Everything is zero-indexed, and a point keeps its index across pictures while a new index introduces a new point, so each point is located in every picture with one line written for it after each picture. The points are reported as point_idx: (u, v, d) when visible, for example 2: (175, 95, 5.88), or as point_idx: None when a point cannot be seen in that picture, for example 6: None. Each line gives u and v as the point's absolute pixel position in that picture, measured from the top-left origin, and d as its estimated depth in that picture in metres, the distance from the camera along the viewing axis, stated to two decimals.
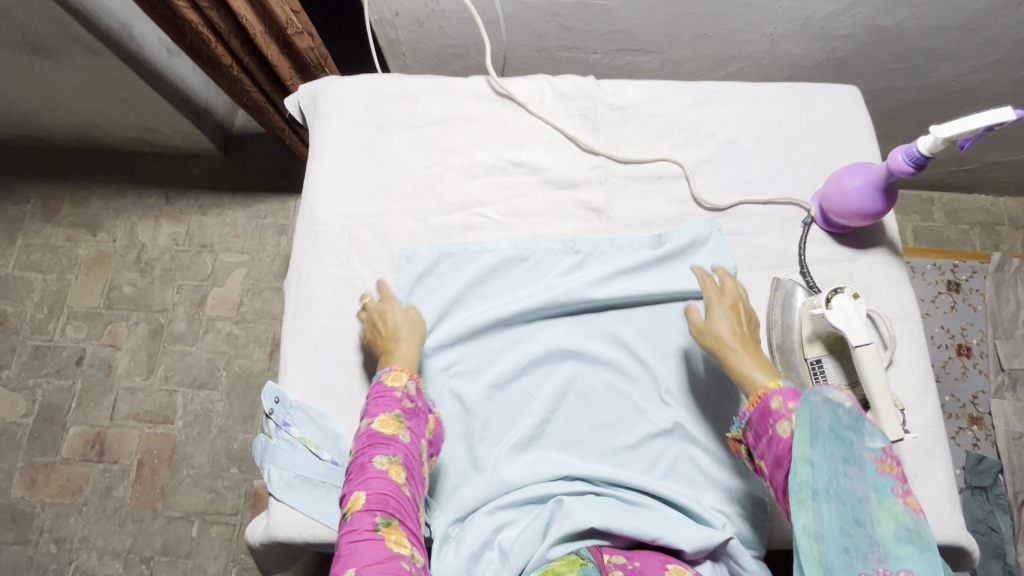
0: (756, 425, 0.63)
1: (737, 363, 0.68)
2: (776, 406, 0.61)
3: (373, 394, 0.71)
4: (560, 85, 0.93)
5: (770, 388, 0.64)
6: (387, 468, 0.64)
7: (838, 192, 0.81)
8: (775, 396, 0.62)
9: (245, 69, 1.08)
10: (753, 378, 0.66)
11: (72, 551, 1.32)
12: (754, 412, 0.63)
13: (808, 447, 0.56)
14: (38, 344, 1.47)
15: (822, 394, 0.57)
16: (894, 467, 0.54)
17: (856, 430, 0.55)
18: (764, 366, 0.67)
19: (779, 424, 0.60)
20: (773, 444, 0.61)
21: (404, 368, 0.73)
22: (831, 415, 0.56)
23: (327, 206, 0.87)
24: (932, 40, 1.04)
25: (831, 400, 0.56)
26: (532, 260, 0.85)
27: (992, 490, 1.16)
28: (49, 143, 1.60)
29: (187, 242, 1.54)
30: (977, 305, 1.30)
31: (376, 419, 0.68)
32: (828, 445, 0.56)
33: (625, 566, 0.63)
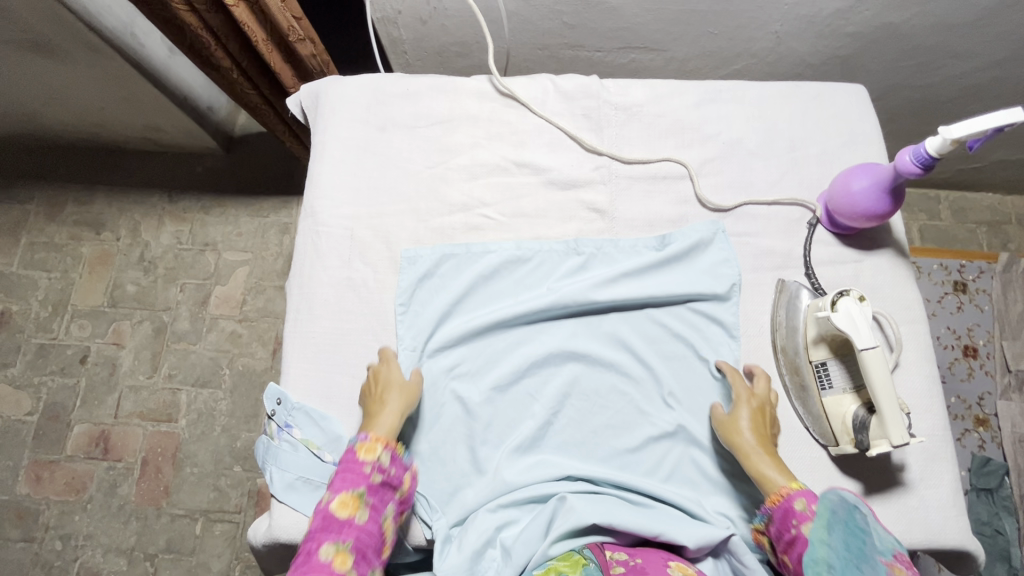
0: (778, 521, 0.66)
1: (757, 466, 0.69)
2: (799, 508, 0.64)
3: (344, 463, 0.69)
4: (563, 85, 0.93)
5: (792, 490, 0.66)
6: (333, 557, 0.61)
7: (844, 193, 0.80)
8: (797, 498, 0.65)
9: (243, 74, 1.07)
10: (768, 479, 0.68)
11: (77, 548, 1.33)
12: (775, 510, 0.66)
13: (824, 532, 0.60)
14: (42, 342, 1.47)
15: (839, 493, 0.63)
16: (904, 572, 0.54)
17: (873, 529, 0.58)
18: (784, 469, 0.69)
19: (803, 526, 0.63)
20: (795, 543, 0.63)
21: (377, 438, 0.70)
22: (849, 512, 0.61)
23: (329, 207, 0.87)
24: (941, 37, 1.03)
25: (847, 499, 0.62)
26: (534, 261, 0.85)
27: (998, 492, 1.15)
28: (52, 142, 1.61)
29: (190, 240, 1.54)
30: (984, 306, 1.29)
31: (335, 497, 0.66)
32: (842, 536, 0.59)
33: (627, 563, 0.63)
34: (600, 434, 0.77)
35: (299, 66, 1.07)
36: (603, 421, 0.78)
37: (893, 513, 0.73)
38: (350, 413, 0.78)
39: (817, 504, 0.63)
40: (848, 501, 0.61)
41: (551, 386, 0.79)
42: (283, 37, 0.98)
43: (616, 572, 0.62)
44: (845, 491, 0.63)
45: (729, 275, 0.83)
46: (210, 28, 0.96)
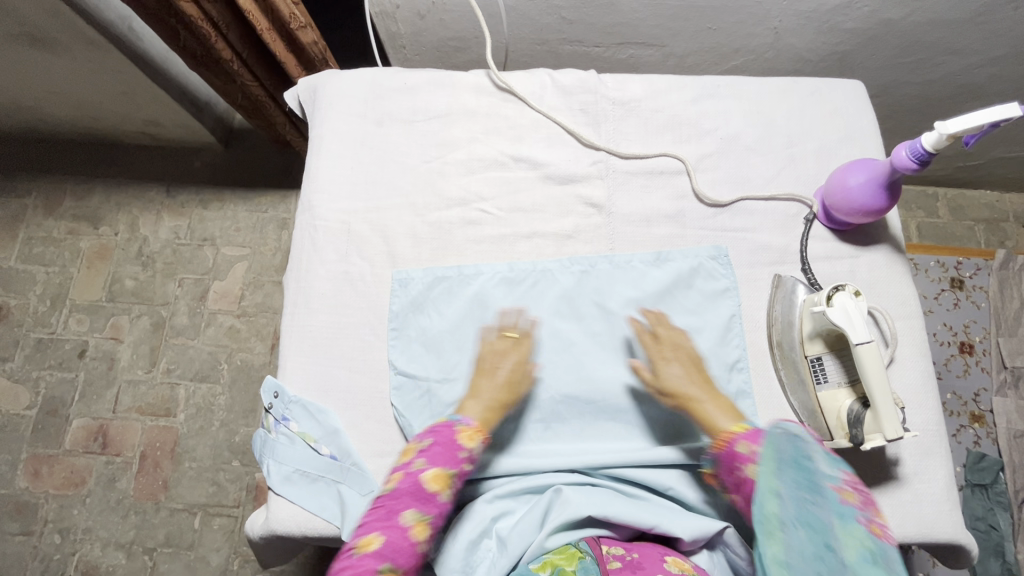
0: (724, 463, 0.69)
1: (702, 410, 0.73)
2: (742, 450, 0.67)
3: (439, 437, 0.70)
4: (560, 80, 0.93)
5: (735, 432, 0.69)
6: (413, 524, 0.64)
7: (840, 188, 0.80)
8: (741, 441, 0.68)
9: (244, 65, 1.07)
10: (716, 422, 0.71)
11: (76, 542, 1.33)
12: (721, 455, 0.69)
13: (773, 479, 0.63)
14: (41, 337, 1.47)
15: (782, 428, 0.67)
16: (854, 497, 0.59)
17: (814, 458, 0.63)
18: (729, 413, 0.72)
19: (747, 468, 0.66)
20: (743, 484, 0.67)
21: (477, 429, 0.72)
22: (791, 446, 0.64)
23: (326, 201, 0.87)
24: (940, 34, 1.03)
25: (789, 433, 0.66)
26: (528, 283, 0.83)
27: (993, 488, 1.16)
28: (50, 136, 1.61)
29: (189, 235, 1.54)
30: (981, 303, 1.29)
31: (428, 470, 0.67)
32: (792, 475, 0.62)
33: (623, 557, 0.64)
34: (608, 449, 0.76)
35: (300, 52, 1.07)
36: (606, 439, 0.77)
37: (887, 507, 0.73)
38: (347, 406, 0.78)
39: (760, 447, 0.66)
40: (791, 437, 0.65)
41: (551, 401, 0.78)
42: (284, 24, 0.98)
43: (612, 567, 0.62)
44: (782, 423, 0.68)
45: (729, 305, 0.82)
46: (212, 18, 0.95)
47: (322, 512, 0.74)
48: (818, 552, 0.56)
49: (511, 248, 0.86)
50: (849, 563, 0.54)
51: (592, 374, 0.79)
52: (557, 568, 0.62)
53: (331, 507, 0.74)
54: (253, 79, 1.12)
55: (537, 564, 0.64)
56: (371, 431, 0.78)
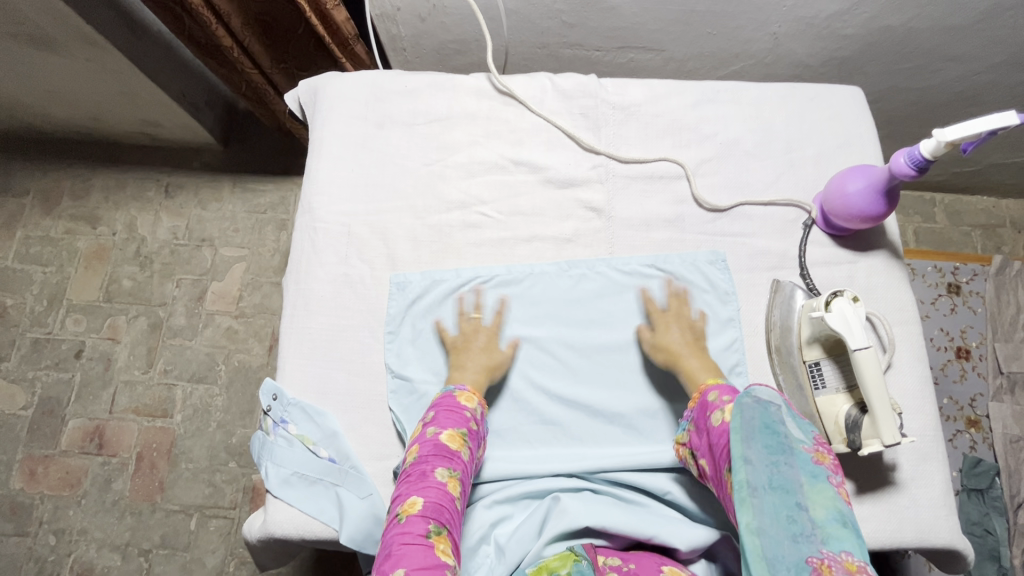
0: (698, 417, 0.67)
1: (686, 366, 0.75)
2: (711, 399, 0.67)
3: (442, 406, 0.71)
4: (561, 84, 0.93)
5: (707, 386, 0.70)
6: (447, 480, 0.65)
7: (839, 194, 0.80)
8: (712, 391, 0.68)
9: (245, 53, 1.09)
10: (697, 378, 0.73)
11: (71, 543, 1.33)
12: (696, 409, 0.68)
13: (742, 447, 0.56)
14: (37, 337, 1.47)
15: (752, 395, 0.60)
16: (825, 457, 0.56)
17: (783, 423, 0.57)
18: (711, 371, 0.74)
19: (715, 414, 0.64)
20: (710, 434, 0.64)
21: (474, 392, 0.74)
22: (761, 412, 0.58)
23: (326, 203, 0.87)
24: (937, 41, 1.03)
25: (760, 400, 0.59)
26: (525, 285, 0.83)
27: (989, 493, 1.16)
28: (47, 135, 1.60)
29: (187, 236, 1.54)
30: (978, 308, 1.29)
31: (444, 431, 0.68)
32: (764, 439, 0.56)
33: (620, 568, 0.64)
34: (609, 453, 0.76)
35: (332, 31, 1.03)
36: (606, 444, 0.77)
37: (884, 512, 0.74)
38: (346, 409, 0.78)
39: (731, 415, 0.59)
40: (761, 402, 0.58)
41: (549, 404, 0.79)
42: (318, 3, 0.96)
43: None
44: (751, 386, 0.62)
45: (727, 309, 0.82)
46: (212, 4, 0.96)
47: (320, 515, 0.74)
48: (791, 519, 0.51)
49: (511, 252, 0.86)
50: (821, 526, 0.50)
51: (591, 380, 0.80)
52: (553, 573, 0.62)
53: (329, 510, 0.74)
54: (256, 66, 1.13)
55: (533, 569, 0.63)
56: (370, 434, 0.77)
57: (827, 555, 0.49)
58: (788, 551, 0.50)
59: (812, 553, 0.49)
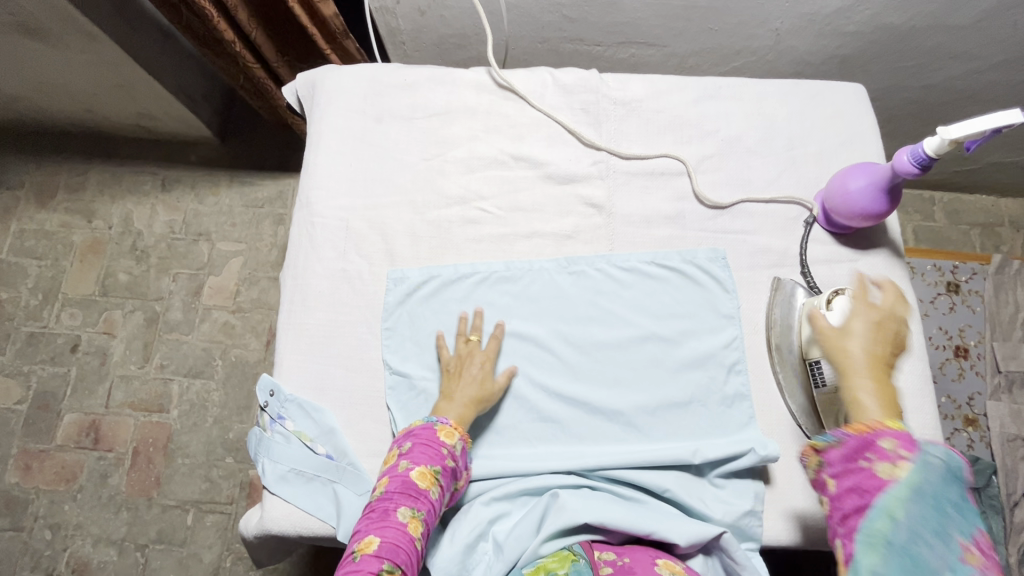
0: (852, 446, 0.62)
1: (858, 386, 0.65)
2: (886, 446, 0.59)
3: (420, 438, 0.69)
4: (562, 78, 0.92)
5: (885, 427, 0.61)
6: (408, 521, 0.63)
7: (841, 192, 0.80)
8: (887, 437, 0.60)
9: (248, 45, 1.08)
10: (865, 407, 0.64)
11: (67, 538, 1.32)
12: (856, 437, 0.61)
13: (898, 504, 0.57)
14: (32, 331, 1.46)
15: (937, 459, 0.58)
16: (979, 558, 0.53)
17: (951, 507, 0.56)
18: (888, 405, 0.64)
19: (881, 463, 0.59)
20: (859, 475, 0.60)
21: (456, 426, 0.71)
22: (936, 482, 0.57)
23: (324, 197, 0.86)
24: (940, 38, 1.03)
25: (941, 468, 0.58)
26: (524, 281, 0.83)
27: (986, 491, 1.13)
28: (43, 127, 1.58)
29: (183, 230, 1.53)
30: (977, 307, 1.29)
31: (415, 467, 0.66)
32: (926, 511, 0.56)
33: (615, 563, 0.63)
34: (609, 450, 0.76)
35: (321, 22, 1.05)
36: (604, 442, 0.77)
37: None
38: (344, 405, 0.78)
39: (902, 466, 0.58)
40: (938, 472, 0.57)
41: (548, 400, 0.78)
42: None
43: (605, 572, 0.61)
44: (938, 446, 0.60)
45: (728, 305, 0.82)
46: None
47: (318, 512, 0.73)
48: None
49: (510, 248, 0.85)
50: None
51: (589, 378, 0.79)
52: (551, 572, 0.62)
53: (326, 507, 0.74)
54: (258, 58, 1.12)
55: (530, 569, 0.64)
56: (368, 430, 0.77)
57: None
58: None
59: None
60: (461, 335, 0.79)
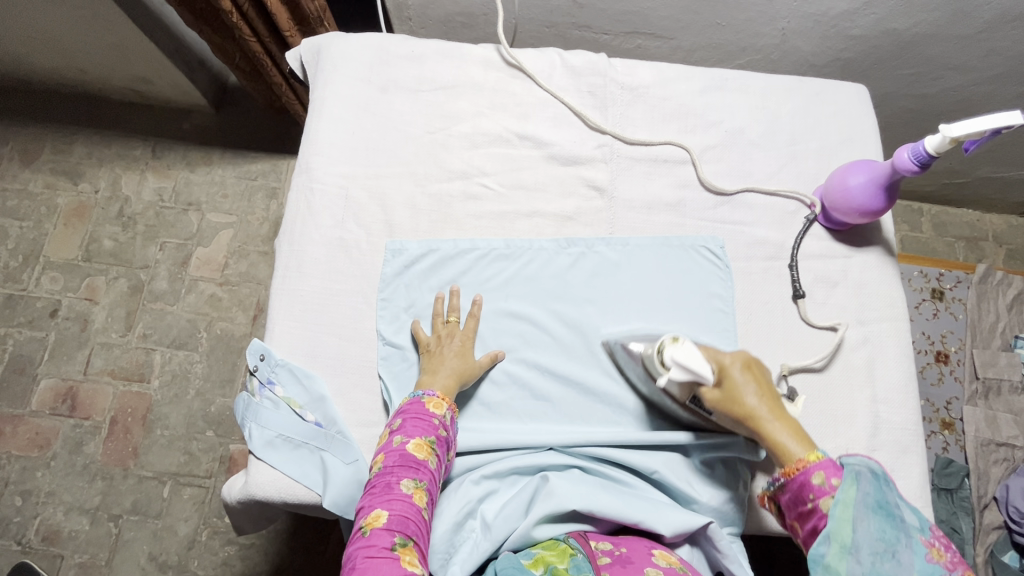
0: (793, 491, 0.63)
1: (771, 434, 0.65)
2: (818, 482, 0.61)
3: (409, 413, 0.69)
4: (570, 60, 0.92)
5: (809, 461, 0.62)
6: (412, 492, 0.62)
7: (840, 188, 0.81)
8: (815, 471, 0.61)
9: (245, 19, 1.01)
10: (790, 452, 0.64)
11: (38, 505, 1.29)
12: (792, 484, 0.62)
13: (850, 534, 0.58)
14: (11, 293, 1.42)
15: (864, 471, 0.60)
16: (943, 555, 0.56)
17: (896, 511, 0.58)
18: (798, 435, 0.64)
19: (822, 500, 0.60)
20: (811, 515, 0.61)
21: (444, 397, 0.71)
22: (874, 495, 0.59)
23: (325, 164, 0.85)
24: (942, 47, 1.04)
25: (873, 480, 0.60)
26: (522, 259, 0.83)
27: (958, 492, 1.18)
28: (32, 85, 1.54)
29: (173, 199, 1.50)
30: (959, 314, 1.32)
31: (410, 440, 0.66)
32: (877, 524, 0.57)
33: (612, 552, 0.63)
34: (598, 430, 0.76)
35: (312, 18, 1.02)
36: (592, 420, 0.77)
37: None
38: (335, 373, 0.77)
39: (841, 486, 0.60)
40: (873, 482, 0.59)
41: (539, 376, 0.78)
42: None
43: (602, 563, 0.61)
44: (868, 458, 0.62)
45: (722, 288, 0.83)
46: None
47: (304, 479, 0.73)
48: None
49: (511, 226, 0.85)
50: None
51: (581, 358, 0.80)
52: (549, 565, 0.61)
53: (313, 474, 0.73)
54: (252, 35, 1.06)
55: (528, 561, 0.62)
56: (359, 400, 0.76)
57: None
58: None
59: None
60: (439, 317, 0.78)
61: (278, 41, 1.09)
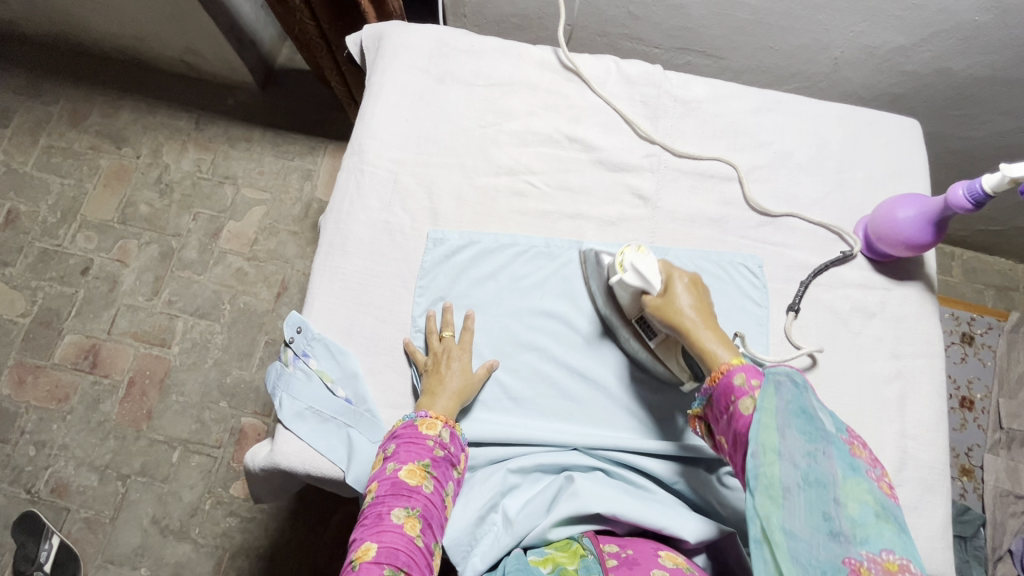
0: (717, 397, 0.62)
1: (701, 339, 0.65)
2: (739, 382, 0.60)
3: (404, 437, 0.68)
4: (626, 69, 0.93)
5: (734, 365, 0.62)
6: (403, 521, 0.62)
7: (888, 220, 0.80)
8: (737, 373, 0.61)
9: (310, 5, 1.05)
10: (715, 354, 0.64)
11: (50, 457, 1.32)
12: (715, 389, 0.62)
13: (777, 437, 0.56)
14: (46, 248, 1.46)
15: (787, 374, 0.59)
16: (863, 452, 0.56)
17: (816, 411, 0.58)
18: (728, 344, 0.64)
19: (742, 401, 0.59)
20: (733, 419, 0.60)
21: (439, 416, 0.70)
22: (795, 397, 0.58)
23: (377, 147, 0.86)
24: (995, 91, 1.04)
25: (794, 382, 0.59)
26: (562, 259, 0.83)
27: (972, 541, 1.15)
28: (87, 49, 1.59)
29: (210, 170, 1.53)
30: (987, 361, 1.31)
31: (402, 467, 0.66)
32: (799, 427, 0.56)
33: (619, 554, 0.63)
34: (623, 434, 0.77)
35: (381, 5, 1.04)
36: (620, 427, 0.77)
37: None
38: (368, 351, 0.78)
39: (761, 393, 0.58)
40: (795, 384, 0.58)
41: (568, 374, 0.79)
42: None
43: (609, 564, 0.61)
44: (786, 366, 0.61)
45: (759, 307, 0.83)
46: None
47: (329, 454, 0.73)
48: (824, 517, 0.52)
49: (552, 225, 0.86)
50: (855, 524, 0.51)
51: (610, 361, 0.80)
52: (559, 565, 0.63)
53: (339, 450, 0.74)
54: (312, 18, 1.09)
55: (538, 558, 0.65)
56: (389, 381, 0.77)
57: (862, 556, 0.50)
58: (822, 553, 0.51)
59: (848, 554, 0.50)
60: (433, 334, 0.77)
61: (337, 25, 1.10)
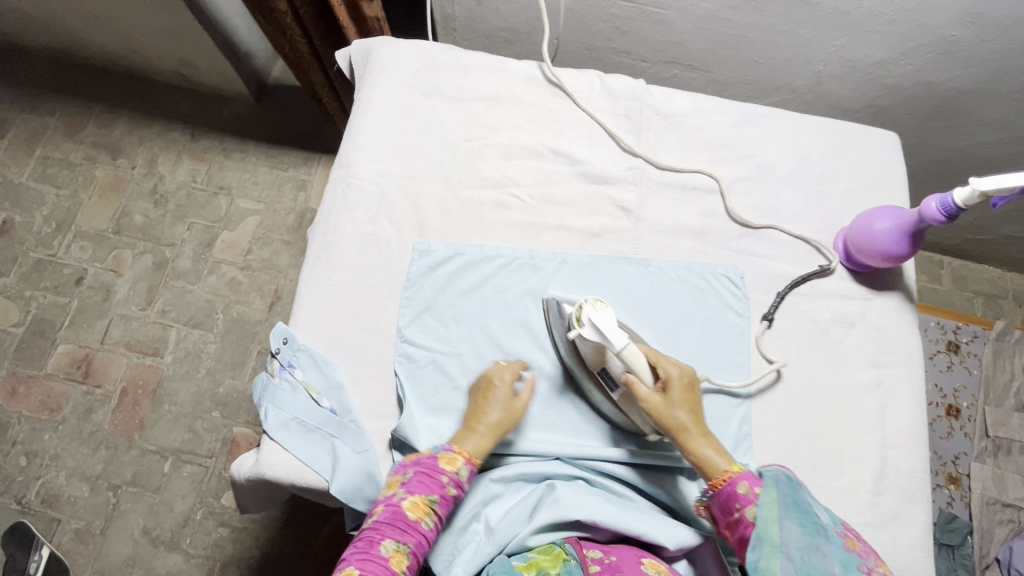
0: (719, 503, 0.66)
1: (697, 445, 0.68)
2: (743, 491, 0.65)
3: (424, 466, 0.68)
4: (610, 83, 0.94)
5: (734, 473, 0.66)
6: (391, 554, 0.62)
7: (865, 232, 0.82)
8: (740, 482, 0.65)
9: (299, 20, 1.07)
10: (713, 462, 0.67)
11: (41, 467, 1.32)
12: (718, 494, 0.66)
13: (777, 531, 0.62)
14: (40, 258, 1.47)
15: (779, 476, 0.66)
16: (856, 544, 0.61)
17: (810, 506, 0.63)
18: (721, 450, 0.69)
19: (747, 509, 0.64)
20: (738, 525, 0.65)
21: (461, 452, 0.70)
22: (790, 493, 0.64)
23: (364, 160, 0.87)
24: (975, 103, 1.06)
25: (787, 482, 0.65)
26: (545, 271, 0.85)
27: (959, 550, 1.16)
28: (85, 63, 1.61)
29: (205, 181, 1.54)
30: (973, 369, 1.32)
31: (410, 497, 0.66)
32: (796, 520, 0.62)
33: (603, 561, 0.65)
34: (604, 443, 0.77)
35: (361, 23, 1.09)
36: (601, 437, 0.78)
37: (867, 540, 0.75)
38: (354, 363, 0.79)
39: (762, 488, 0.65)
40: (787, 481, 0.65)
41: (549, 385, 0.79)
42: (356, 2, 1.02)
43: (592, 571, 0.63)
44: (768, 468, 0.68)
45: (739, 317, 0.84)
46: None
47: (313, 464, 0.74)
48: None
49: (538, 237, 0.87)
50: None
51: None
52: (542, 570, 0.64)
53: (323, 460, 0.74)
54: (304, 35, 1.11)
55: (522, 563, 0.65)
56: (374, 391, 0.78)
57: None
58: None
59: None
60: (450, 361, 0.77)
61: (328, 40, 1.12)
